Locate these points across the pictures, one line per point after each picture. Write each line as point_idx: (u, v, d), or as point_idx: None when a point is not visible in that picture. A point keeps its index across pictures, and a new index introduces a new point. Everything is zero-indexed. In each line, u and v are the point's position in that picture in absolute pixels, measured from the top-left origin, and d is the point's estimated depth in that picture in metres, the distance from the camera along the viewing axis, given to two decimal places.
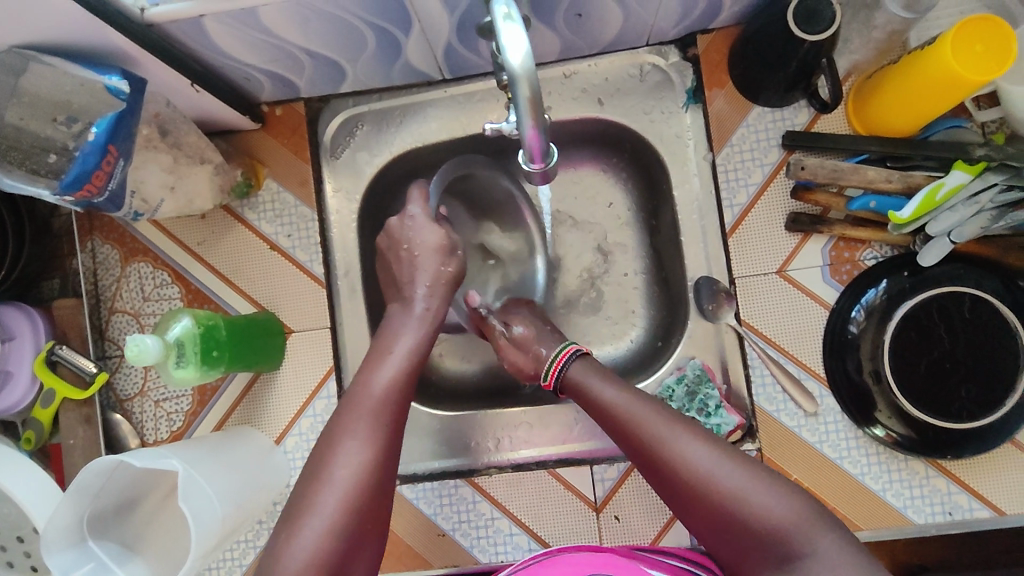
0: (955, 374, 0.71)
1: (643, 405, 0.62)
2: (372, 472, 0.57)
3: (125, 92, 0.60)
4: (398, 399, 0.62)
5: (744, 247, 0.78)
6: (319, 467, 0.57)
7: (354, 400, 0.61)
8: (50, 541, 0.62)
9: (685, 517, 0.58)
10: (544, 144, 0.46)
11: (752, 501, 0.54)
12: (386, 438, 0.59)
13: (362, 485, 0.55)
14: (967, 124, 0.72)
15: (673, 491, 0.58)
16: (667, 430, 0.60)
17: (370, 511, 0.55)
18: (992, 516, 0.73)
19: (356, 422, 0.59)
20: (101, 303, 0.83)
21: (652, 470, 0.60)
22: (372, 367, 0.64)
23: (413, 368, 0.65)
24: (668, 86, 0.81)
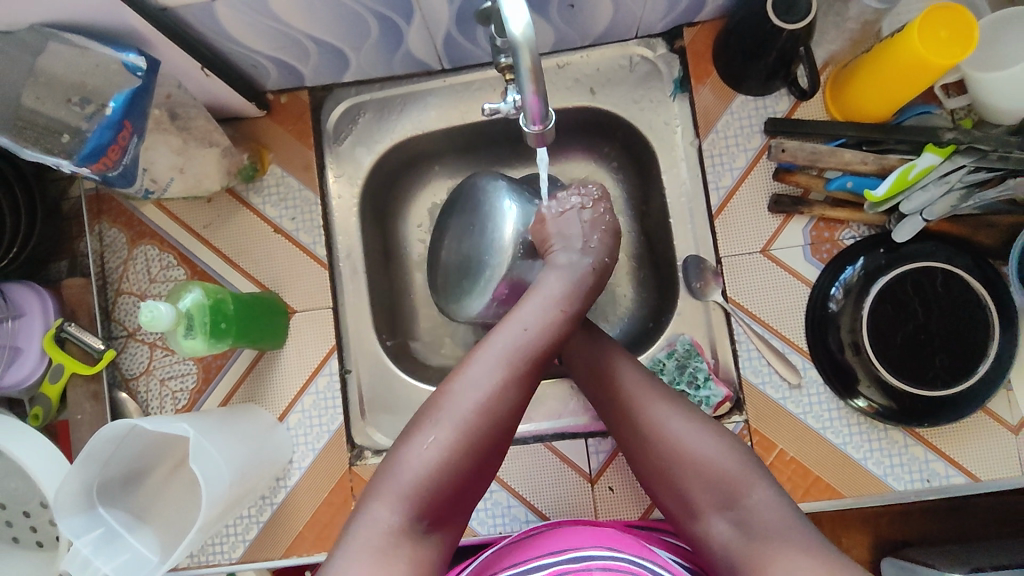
0: (929, 345, 0.75)
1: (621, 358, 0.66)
2: (503, 403, 0.56)
3: (142, 69, 0.63)
4: (551, 337, 0.60)
5: (730, 227, 0.81)
6: (450, 387, 0.56)
7: (501, 329, 0.59)
8: (62, 506, 0.63)
9: (636, 464, 0.62)
10: (544, 110, 0.49)
11: (713, 460, 0.58)
12: (525, 374, 0.57)
13: (486, 416, 0.55)
14: (937, 111, 0.77)
15: (634, 443, 0.62)
16: (636, 381, 0.64)
17: (492, 441, 0.56)
18: (967, 482, 0.77)
19: (491, 349, 0.58)
20: (108, 285, 0.85)
21: (615, 419, 0.64)
22: (530, 297, 0.62)
23: (572, 310, 0.62)
24: (656, 76, 0.85)
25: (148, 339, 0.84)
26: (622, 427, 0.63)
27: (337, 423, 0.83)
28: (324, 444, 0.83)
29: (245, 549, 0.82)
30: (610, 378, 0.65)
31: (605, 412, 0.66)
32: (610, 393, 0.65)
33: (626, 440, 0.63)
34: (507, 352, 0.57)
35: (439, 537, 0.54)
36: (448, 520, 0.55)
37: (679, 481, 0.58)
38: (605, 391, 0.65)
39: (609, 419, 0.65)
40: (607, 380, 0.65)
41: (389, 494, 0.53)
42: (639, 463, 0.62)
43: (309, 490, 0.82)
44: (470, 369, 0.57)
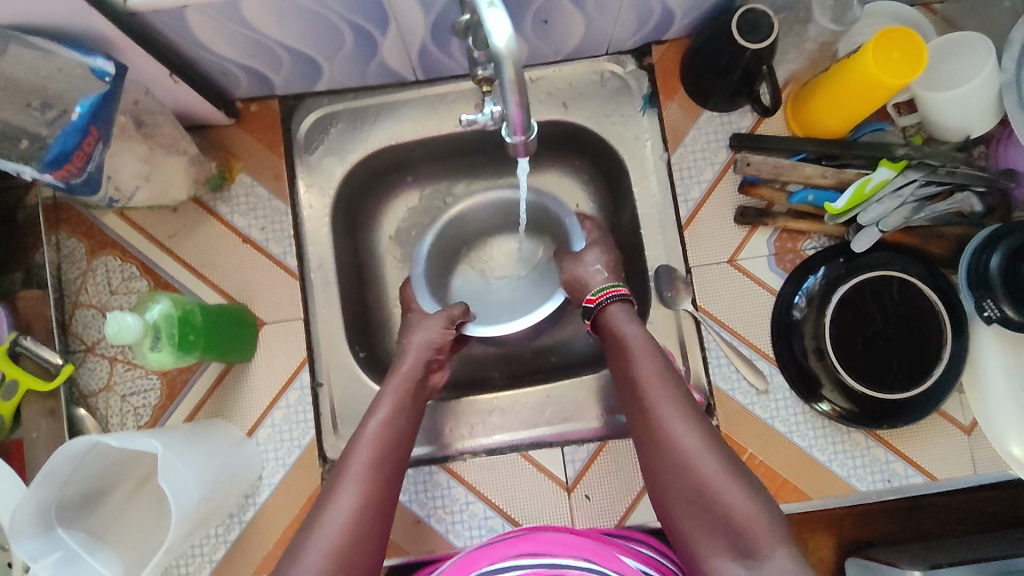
0: (887, 349, 0.78)
1: (656, 385, 0.68)
2: (366, 513, 0.62)
3: (110, 75, 0.62)
4: (389, 459, 0.67)
5: (698, 238, 0.84)
6: (316, 512, 0.62)
7: (353, 450, 0.67)
8: (17, 527, 0.60)
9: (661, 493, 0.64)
10: (526, 120, 0.49)
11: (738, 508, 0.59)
12: (380, 485, 0.64)
13: (355, 527, 0.60)
14: (889, 128, 0.81)
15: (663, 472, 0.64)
16: (669, 412, 0.66)
17: (367, 546, 0.60)
18: (925, 481, 0.80)
19: (353, 467, 0.65)
20: (66, 297, 0.82)
21: (649, 445, 0.66)
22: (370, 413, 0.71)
23: (405, 420, 0.72)
24: (627, 91, 0.87)
25: (108, 353, 0.81)
26: (650, 458, 0.66)
27: (309, 437, 0.82)
28: (295, 459, 0.81)
29: (212, 570, 0.79)
30: (642, 406, 0.68)
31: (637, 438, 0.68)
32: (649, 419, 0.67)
33: (654, 473, 0.65)
34: (361, 469, 0.65)
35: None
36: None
37: (698, 516, 0.60)
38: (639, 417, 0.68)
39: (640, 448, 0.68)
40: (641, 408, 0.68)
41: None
42: (664, 494, 0.64)
43: (280, 506, 0.80)
44: (331, 492, 0.63)
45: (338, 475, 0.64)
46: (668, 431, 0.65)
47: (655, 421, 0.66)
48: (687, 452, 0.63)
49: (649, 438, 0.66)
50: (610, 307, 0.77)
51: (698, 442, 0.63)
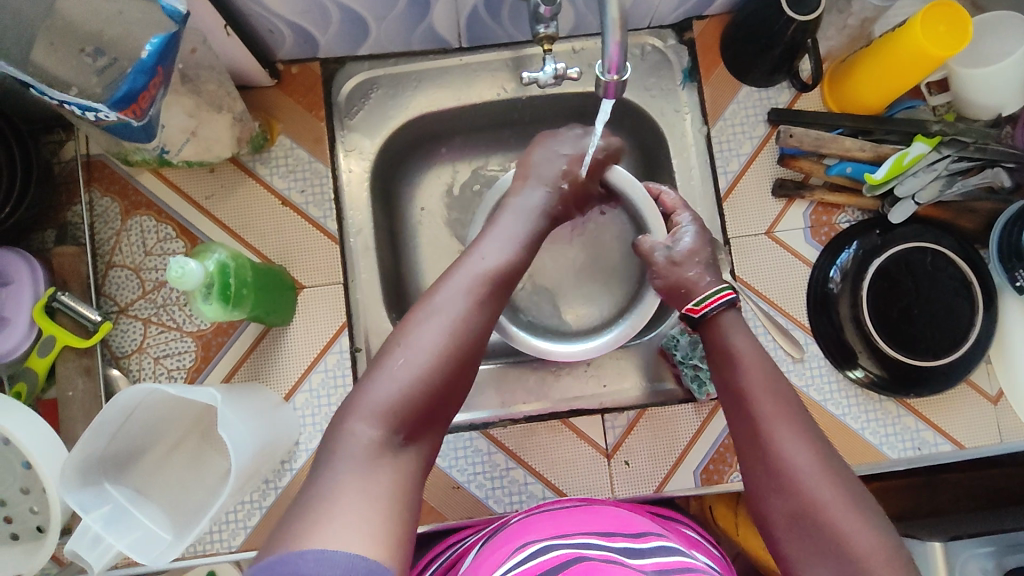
0: (920, 319, 0.80)
1: (770, 389, 0.60)
2: (475, 330, 0.57)
3: (181, 15, 0.58)
4: (472, 327, 0.57)
5: (736, 210, 0.85)
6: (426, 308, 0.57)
7: (463, 265, 0.62)
8: (69, 479, 0.59)
9: (761, 504, 0.56)
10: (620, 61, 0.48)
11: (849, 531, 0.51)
12: (490, 307, 0.59)
13: (463, 334, 0.56)
14: (921, 105, 0.84)
15: (766, 479, 0.56)
16: (782, 418, 0.58)
17: (466, 358, 0.55)
18: (953, 449, 0.82)
19: (459, 281, 0.59)
20: (98, 257, 0.80)
21: (750, 451, 0.58)
22: (481, 240, 0.66)
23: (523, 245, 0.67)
24: (666, 65, 0.88)
25: (142, 314, 0.80)
26: (754, 462, 0.57)
27: None
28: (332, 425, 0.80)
29: (245, 536, 0.78)
30: (750, 405, 0.59)
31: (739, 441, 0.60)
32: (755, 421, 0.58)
33: (757, 477, 0.57)
34: (477, 285, 0.60)
35: (418, 451, 0.51)
36: (425, 432, 0.52)
37: (802, 525, 0.53)
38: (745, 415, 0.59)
39: (742, 452, 0.59)
40: (749, 408, 0.59)
41: (366, 405, 0.50)
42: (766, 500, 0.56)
43: None
44: (441, 297, 0.58)
45: (447, 283, 0.59)
46: (783, 438, 0.56)
47: (767, 425, 0.58)
48: (802, 465, 0.54)
49: (753, 440, 0.58)
50: (723, 315, 0.66)
51: (812, 453, 0.55)
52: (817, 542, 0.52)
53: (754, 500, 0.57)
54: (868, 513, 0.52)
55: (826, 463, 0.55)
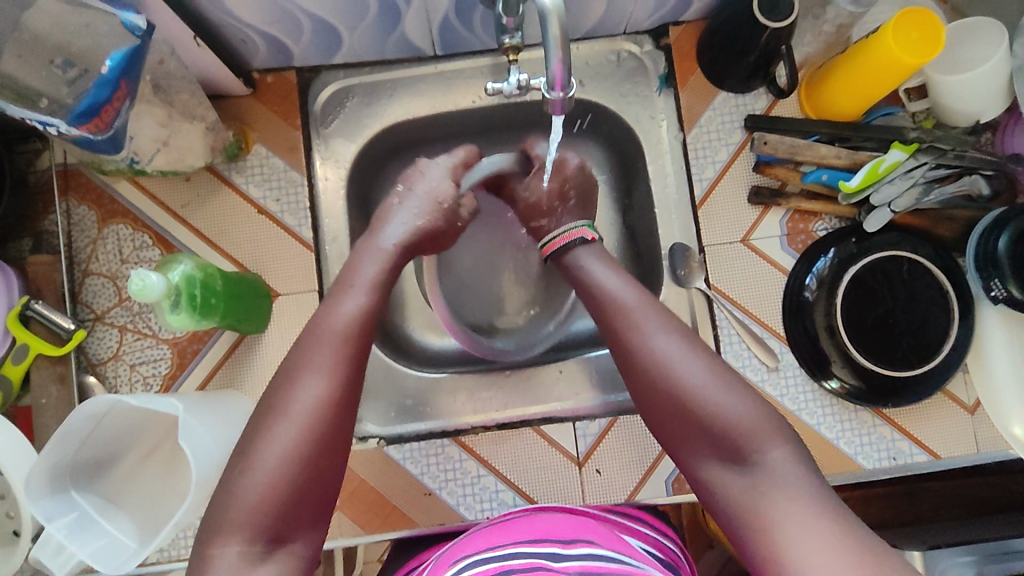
0: (896, 328, 0.80)
1: (643, 312, 0.66)
2: (332, 406, 0.57)
3: (141, 28, 0.60)
4: (331, 408, 0.57)
5: (712, 218, 0.85)
6: (278, 402, 0.57)
7: (314, 335, 0.60)
8: (33, 487, 0.60)
9: (648, 412, 0.63)
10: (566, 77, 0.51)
11: (727, 415, 0.58)
12: (346, 369, 0.59)
13: (320, 418, 0.56)
14: (900, 112, 0.83)
15: (647, 390, 0.62)
16: (656, 329, 0.64)
17: (331, 436, 0.56)
18: (928, 459, 0.82)
19: (315, 359, 0.58)
20: (75, 265, 0.81)
21: (632, 367, 0.64)
22: (335, 299, 0.64)
23: (377, 299, 0.65)
24: (642, 72, 0.88)
25: (118, 322, 0.80)
26: (639, 382, 0.63)
27: None
28: None
29: None
30: (624, 336, 0.65)
31: (620, 364, 0.66)
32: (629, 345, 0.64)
33: (640, 389, 0.63)
34: (326, 358, 0.59)
35: (292, 548, 0.54)
36: (298, 528, 0.54)
37: (684, 429, 0.60)
38: (620, 342, 0.65)
39: (627, 375, 0.65)
40: (623, 334, 0.65)
41: (232, 521, 0.52)
42: (650, 409, 0.63)
43: None
44: (290, 387, 0.57)
45: (298, 367, 0.58)
46: (660, 350, 0.63)
47: (641, 344, 0.64)
48: (676, 367, 0.61)
49: (633, 359, 0.64)
50: (573, 250, 0.74)
51: (686, 353, 0.62)
52: (705, 438, 0.59)
53: (646, 415, 0.64)
54: (746, 392, 0.60)
55: (701, 360, 0.62)
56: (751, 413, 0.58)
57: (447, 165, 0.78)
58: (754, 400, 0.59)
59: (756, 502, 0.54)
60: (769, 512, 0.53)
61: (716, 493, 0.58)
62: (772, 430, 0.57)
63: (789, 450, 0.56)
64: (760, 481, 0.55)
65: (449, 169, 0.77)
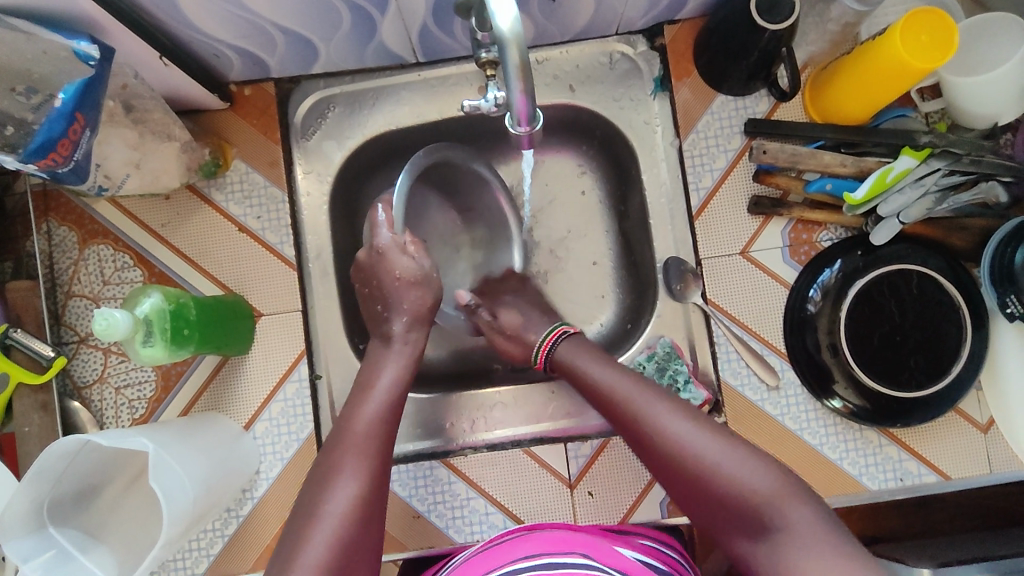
0: (904, 346, 0.75)
1: (648, 397, 0.66)
2: (365, 500, 0.60)
3: (95, 58, 0.58)
4: (366, 506, 0.59)
5: (710, 229, 0.81)
6: (313, 504, 0.58)
7: (341, 438, 0.64)
8: (8, 528, 0.59)
9: (671, 490, 0.62)
10: (530, 110, 0.51)
11: (746, 485, 0.57)
12: (375, 470, 0.62)
13: (355, 514, 0.58)
14: (912, 114, 0.78)
15: (663, 468, 0.62)
16: (663, 413, 0.63)
17: (366, 535, 0.58)
18: (938, 480, 0.78)
19: (348, 460, 0.62)
20: (57, 288, 0.80)
21: (642, 446, 0.64)
22: (356, 403, 0.68)
23: (393, 405, 0.69)
24: (636, 74, 0.84)
25: (102, 344, 0.79)
26: (659, 466, 0.63)
27: (307, 431, 0.80)
28: (293, 453, 0.79)
29: (210, 564, 0.78)
30: (630, 417, 0.65)
31: (636, 449, 0.65)
32: (632, 424, 0.65)
33: (655, 468, 0.63)
34: (352, 462, 0.62)
35: None
36: None
37: (711, 511, 0.58)
38: (631, 429, 0.65)
39: (645, 459, 0.65)
40: (633, 419, 0.65)
41: None
42: (672, 488, 0.62)
43: (278, 498, 0.79)
44: (323, 494, 0.59)
45: (328, 472, 0.61)
46: (667, 430, 0.62)
47: (642, 422, 0.64)
48: (682, 441, 0.61)
49: (643, 440, 0.64)
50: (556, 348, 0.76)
51: (696, 429, 0.62)
52: (730, 515, 0.57)
53: (677, 501, 0.63)
54: (761, 459, 0.58)
55: (712, 433, 0.61)
56: (771, 479, 0.57)
57: (388, 246, 0.74)
58: (768, 461, 0.58)
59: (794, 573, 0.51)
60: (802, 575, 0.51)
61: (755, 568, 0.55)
62: (791, 491, 0.56)
63: (811, 507, 0.55)
64: (788, 544, 0.53)
65: (391, 250, 0.74)
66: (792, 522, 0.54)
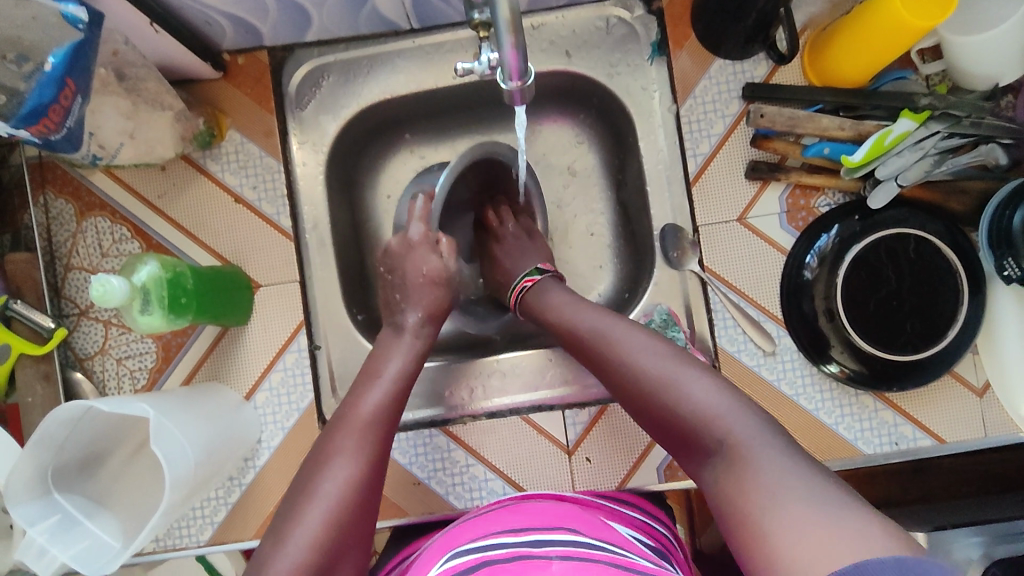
0: (901, 311, 0.75)
1: (615, 330, 0.67)
2: (363, 478, 0.61)
3: (83, 22, 0.57)
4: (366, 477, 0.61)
5: (707, 196, 0.80)
6: (310, 480, 0.61)
7: (346, 418, 0.66)
8: (13, 493, 0.60)
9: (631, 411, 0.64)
10: (522, 66, 0.49)
11: (695, 399, 0.57)
12: (374, 446, 0.64)
13: (355, 484, 0.60)
14: (912, 76, 0.77)
15: (623, 389, 0.64)
16: (624, 338, 0.65)
17: (359, 501, 0.60)
18: (933, 444, 0.79)
19: (349, 434, 0.64)
20: (56, 260, 0.80)
21: (604, 371, 0.66)
22: (362, 389, 0.69)
23: (398, 393, 0.70)
24: (633, 38, 0.83)
25: (102, 316, 0.79)
26: (625, 395, 0.64)
27: (307, 400, 0.81)
28: (293, 422, 0.80)
29: (213, 531, 0.79)
30: (594, 346, 0.67)
31: (605, 381, 0.67)
32: (595, 351, 0.67)
33: (617, 391, 0.65)
34: (355, 445, 0.63)
35: None
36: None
37: (669, 429, 0.60)
38: (596, 358, 0.67)
39: (613, 390, 0.66)
40: (602, 351, 0.66)
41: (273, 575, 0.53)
42: (632, 409, 0.64)
43: (279, 467, 0.80)
44: (321, 476, 0.60)
45: (331, 451, 0.62)
46: (627, 353, 0.64)
47: (607, 349, 0.66)
48: (636, 362, 0.63)
49: (604, 365, 0.66)
50: (535, 288, 0.78)
51: (653, 353, 0.63)
52: (684, 428, 0.58)
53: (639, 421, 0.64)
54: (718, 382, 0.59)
55: (666, 354, 0.62)
56: (718, 394, 0.57)
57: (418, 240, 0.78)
58: (719, 382, 0.58)
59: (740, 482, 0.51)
60: (752, 500, 0.49)
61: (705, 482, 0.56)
62: (741, 408, 0.56)
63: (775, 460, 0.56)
64: (729, 453, 0.53)
65: (422, 246, 0.78)
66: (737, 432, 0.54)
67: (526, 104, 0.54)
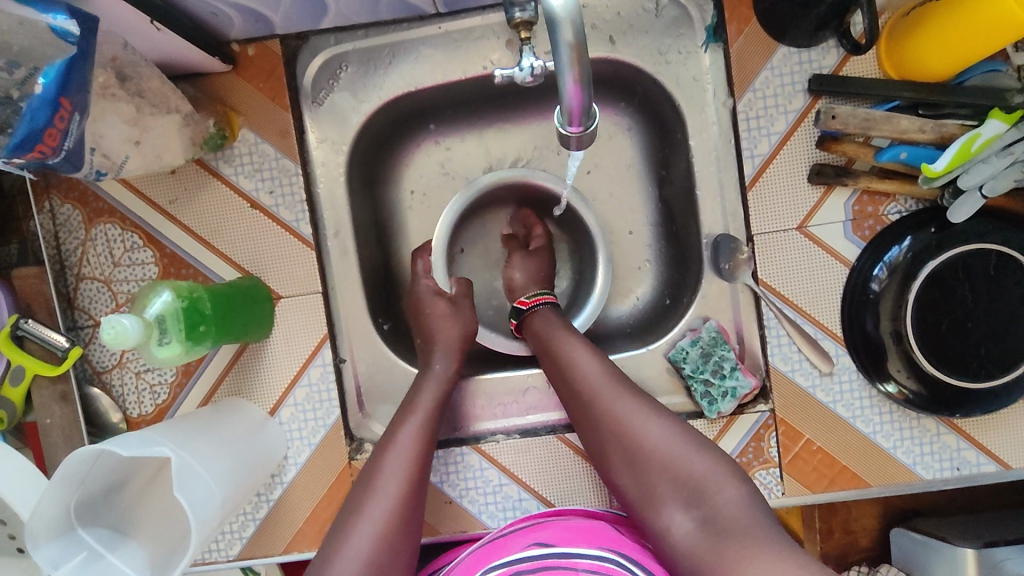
0: (975, 333, 0.69)
1: (606, 377, 0.66)
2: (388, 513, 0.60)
3: (74, 35, 0.50)
4: (402, 509, 0.61)
5: (764, 202, 0.73)
6: (355, 506, 0.61)
7: (382, 454, 0.64)
8: (35, 532, 0.58)
9: (604, 458, 0.65)
10: (585, 107, 0.43)
11: (688, 465, 0.60)
12: (415, 482, 0.63)
13: (394, 520, 0.60)
14: (1004, 69, 0.68)
15: (604, 436, 0.64)
16: (611, 388, 0.65)
17: (398, 533, 0.60)
18: (997, 470, 0.73)
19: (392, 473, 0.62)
20: (67, 270, 0.76)
21: (586, 413, 0.66)
22: (402, 420, 0.67)
23: (433, 425, 0.68)
24: (686, 22, 0.74)
25: None
26: (606, 443, 0.64)
27: (334, 416, 0.77)
28: (320, 439, 0.77)
29: (243, 546, 0.77)
30: (580, 387, 0.67)
31: (584, 426, 0.67)
32: (581, 392, 0.66)
33: (596, 435, 0.65)
34: (388, 477, 0.62)
35: None
36: None
37: (647, 484, 0.61)
38: (580, 399, 0.66)
39: (590, 434, 0.66)
40: (590, 398, 0.65)
41: None
42: (607, 455, 0.65)
43: (308, 485, 0.77)
44: (353, 522, 0.59)
45: (368, 491, 0.61)
46: (617, 405, 0.64)
47: (596, 393, 0.65)
48: (626, 415, 0.63)
49: (589, 409, 0.66)
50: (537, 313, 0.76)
51: (641, 410, 0.64)
52: (665, 487, 0.60)
53: (607, 468, 0.65)
54: (701, 445, 0.61)
55: (655, 413, 0.64)
56: (709, 462, 0.60)
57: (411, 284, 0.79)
58: (710, 449, 0.61)
59: (728, 545, 0.53)
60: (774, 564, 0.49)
61: (673, 539, 0.57)
62: (726, 474, 0.59)
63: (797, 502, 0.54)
64: (716, 521, 0.56)
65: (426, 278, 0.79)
66: (728, 499, 0.57)
67: (583, 149, 0.49)
